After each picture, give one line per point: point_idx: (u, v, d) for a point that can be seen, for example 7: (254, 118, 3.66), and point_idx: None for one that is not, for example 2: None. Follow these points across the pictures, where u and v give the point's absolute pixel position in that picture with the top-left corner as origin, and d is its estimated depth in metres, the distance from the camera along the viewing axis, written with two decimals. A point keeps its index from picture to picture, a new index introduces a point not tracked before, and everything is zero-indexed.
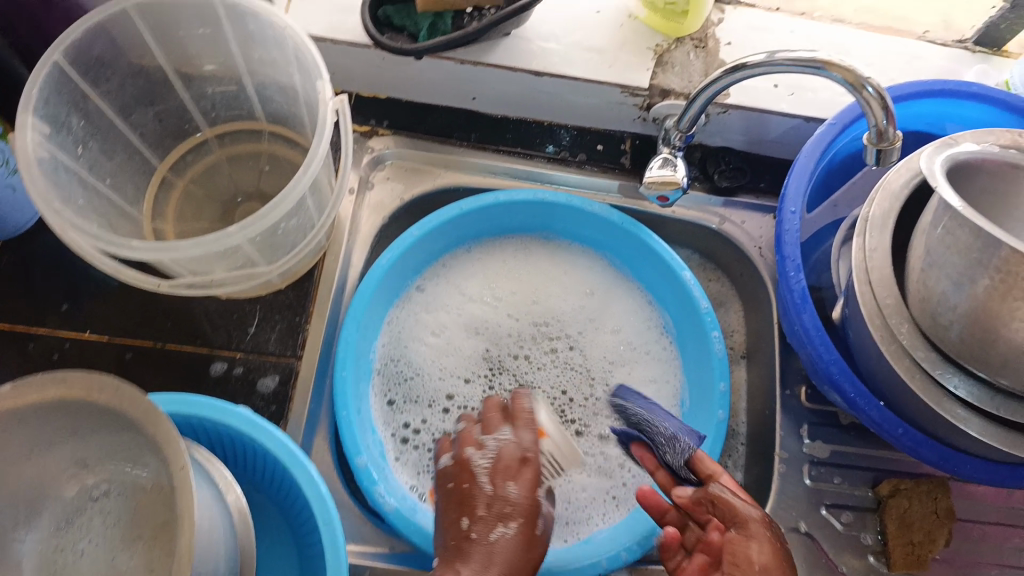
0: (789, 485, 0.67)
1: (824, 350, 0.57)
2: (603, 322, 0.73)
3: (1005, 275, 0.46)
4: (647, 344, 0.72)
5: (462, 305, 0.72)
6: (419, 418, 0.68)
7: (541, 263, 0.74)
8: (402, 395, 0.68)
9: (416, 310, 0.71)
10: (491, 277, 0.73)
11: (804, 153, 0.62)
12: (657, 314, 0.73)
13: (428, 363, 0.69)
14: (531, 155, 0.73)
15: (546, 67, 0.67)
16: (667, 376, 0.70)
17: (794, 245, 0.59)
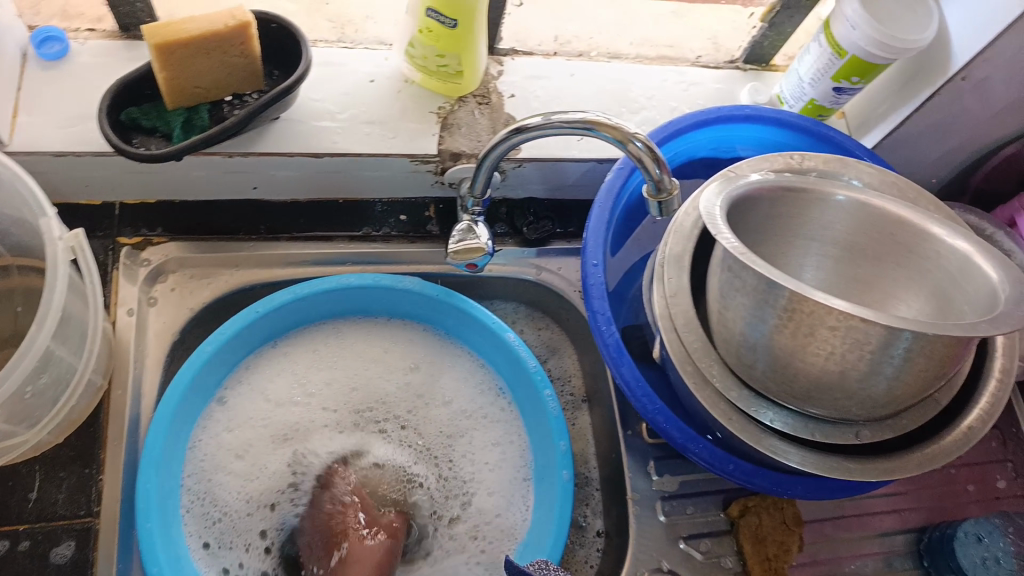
0: (645, 526, 0.67)
1: (648, 400, 0.56)
2: (432, 393, 0.70)
3: (793, 313, 0.46)
4: (481, 408, 0.69)
5: (274, 411, 0.66)
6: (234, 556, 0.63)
7: (358, 343, 0.70)
8: (223, 525, 0.63)
9: (224, 426, 0.65)
10: (307, 371, 0.68)
11: (597, 201, 0.61)
12: (489, 376, 0.70)
13: (246, 482, 0.64)
14: (330, 237, 0.69)
15: (324, 148, 0.63)
16: (509, 438, 0.68)
17: (602, 298, 0.58)
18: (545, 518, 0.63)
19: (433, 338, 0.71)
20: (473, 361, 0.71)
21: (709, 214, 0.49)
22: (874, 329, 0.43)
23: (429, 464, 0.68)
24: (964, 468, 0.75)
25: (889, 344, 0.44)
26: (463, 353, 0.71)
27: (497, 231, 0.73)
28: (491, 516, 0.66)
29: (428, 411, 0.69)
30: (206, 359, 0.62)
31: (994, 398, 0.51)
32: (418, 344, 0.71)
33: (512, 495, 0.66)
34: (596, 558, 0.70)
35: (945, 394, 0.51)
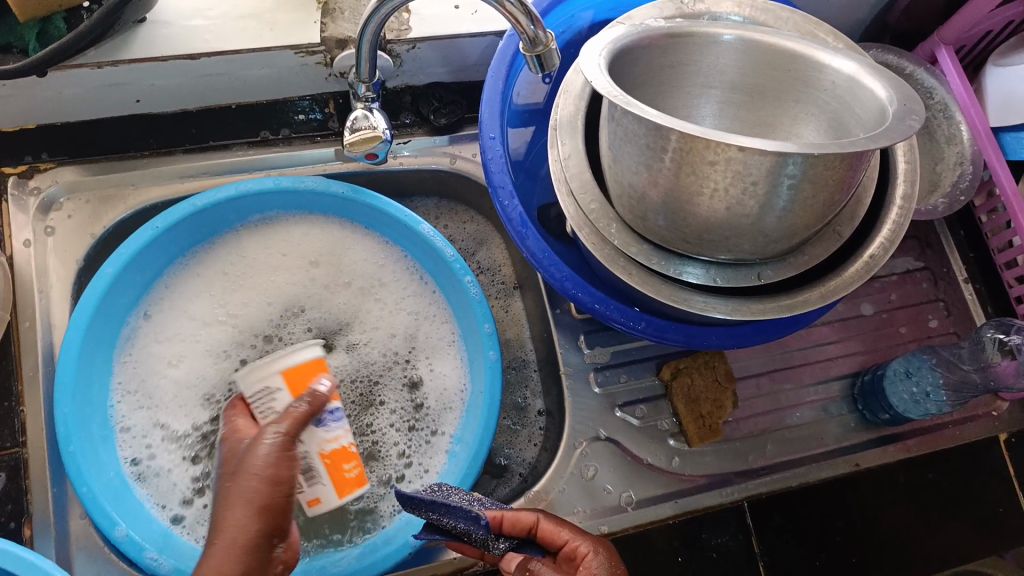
0: (579, 399, 0.68)
1: (555, 268, 0.55)
2: (362, 302, 0.69)
3: (679, 154, 0.43)
4: (415, 313, 0.69)
5: (200, 334, 0.65)
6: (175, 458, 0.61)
7: (269, 250, 0.68)
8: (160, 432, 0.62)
9: (147, 342, 0.64)
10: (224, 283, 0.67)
11: (490, 74, 0.58)
12: (417, 280, 0.69)
13: (176, 407, 0.63)
14: (228, 145, 0.67)
15: (199, 48, 0.60)
16: (445, 338, 0.68)
17: (502, 172, 0.56)
18: (477, 400, 0.63)
19: (349, 235, 0.69)
20: (396, 259, 0.69)
21: (580, 62, 0.46)
22: (753, 160, 0.41)
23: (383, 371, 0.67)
24: (896, 311, 0.76)
25: (769, 176, 0.42)
26: (385, 249, 0.69)
27: (403, 122, 0.71)
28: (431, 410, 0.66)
29: (361, 323, 0.69)
30: (110, 282, 0.59)
31: (897, 224, 0.50)
32: (336, 243, 0.69)
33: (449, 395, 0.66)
34: (538, 436, 0.71)
35: (846, 224, 0.50)
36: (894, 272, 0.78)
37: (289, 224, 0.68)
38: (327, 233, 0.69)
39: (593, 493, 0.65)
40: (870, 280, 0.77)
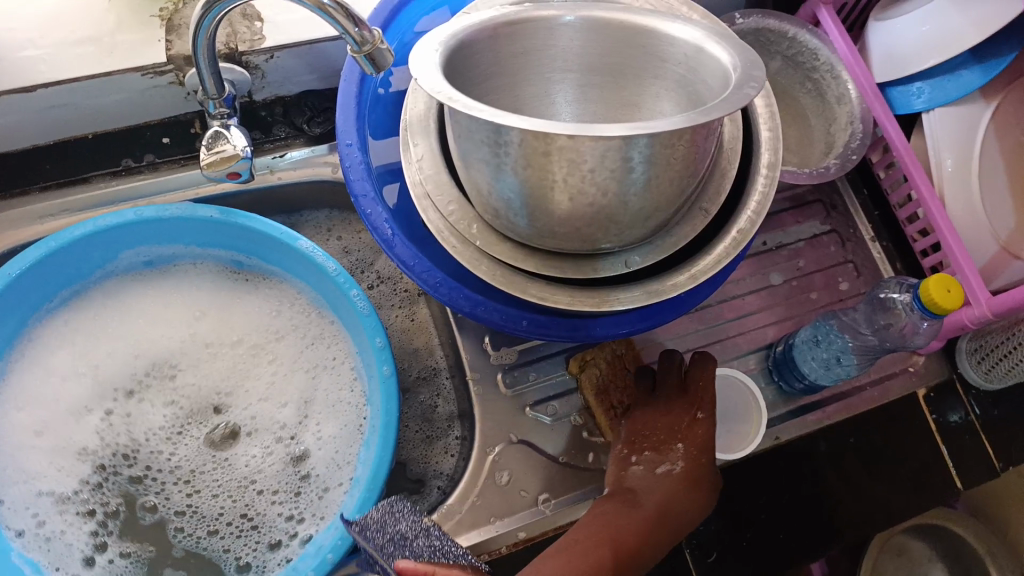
0: (490, 402, 0.66)
1: (428, 274, 0.52)
2: (253, 363, 0.66)
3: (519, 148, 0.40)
4: (302, 368, 0.66)
5: (71, 390, 0.62)
6: (61, 527, 0.59)
7: (147, 301, 0.66)
8: (40, 501, 0.59)
9: (18, 408, 0.60)
10: (92, 339, 0.64)
11: (345, 78, 0.56)
12: (298, 299, 0.66)
13: (56, 471, 0.60)
14: (87, 177, 0.64)
15: (32, 79, 0.56)
16: (334, 388, 0.65)
17: (364, 179, 0.53)
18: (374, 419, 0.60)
19: (229, 279, 0.67)
20: (279, 294, 0.67)
21: (415, 53, 0.44)
22: (583, 145, 0.39)
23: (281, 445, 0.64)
24: (808, 278, 0.75)
25: (606, 160, 0.40)
26: (267, 283, 0.67)
27: (279, 137, 0.67)
28: (322, 436, 0.64)
29: (245, 396, 0.66)
30: None
31: (763, 195, 0.48)
32: (215, 287, 0.67)
33: (350, 425, 0.63)
34: (455, 446, 0.68)
35: (712, 202, 0.48)
36: (802, 238, 0.77)
37: (164, 275, 0.66)
38: (206, 277, 0.67)
39: (509, 499, 0.62)
40: (779, 248, 0.76)
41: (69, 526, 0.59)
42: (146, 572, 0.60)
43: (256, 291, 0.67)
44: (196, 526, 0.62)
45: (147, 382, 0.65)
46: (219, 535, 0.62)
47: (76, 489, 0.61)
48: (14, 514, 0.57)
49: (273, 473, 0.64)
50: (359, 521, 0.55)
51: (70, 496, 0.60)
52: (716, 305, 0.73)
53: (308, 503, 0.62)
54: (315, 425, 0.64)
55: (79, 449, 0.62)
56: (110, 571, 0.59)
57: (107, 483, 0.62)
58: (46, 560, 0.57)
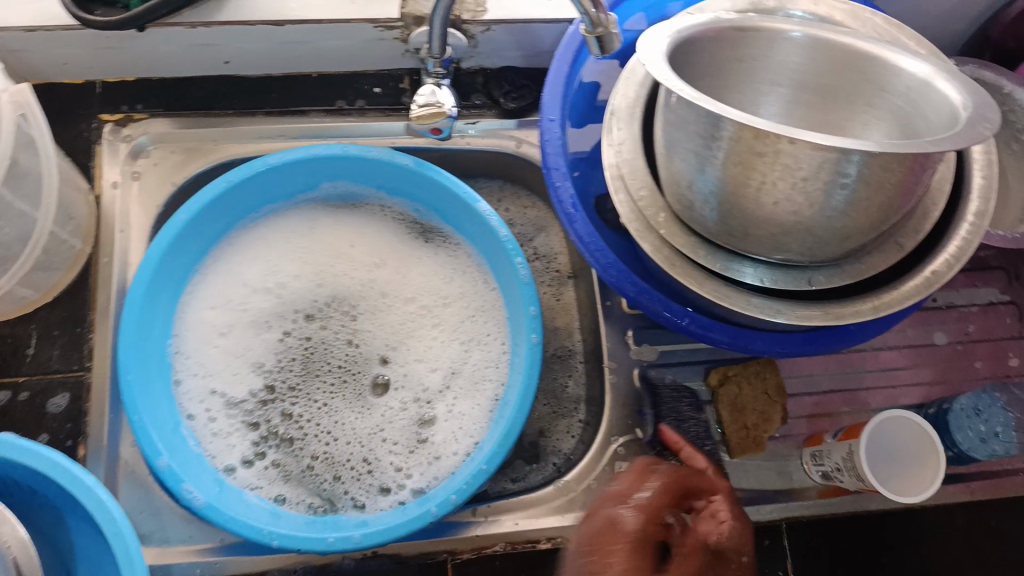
0: (620, 395, 0.67)
1: (602, 254, 0.54)
2: (415, 323, 0.70)
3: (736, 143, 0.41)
4: (454, 333, 0.69)
5: (254, 299, 0.69)
6: (225, 419, 0.65)
7: (332, 237, 0.72)
8: (212, 390, 0.66)
9: (213, 307, 0.68)
10: (279, 263, 0.70)
11: (557, 58, 0.58)
12: (471, 266, 0.71)
13: (231, 374, 0.67)
14: (305, 111, 0.70)
15: (282, 14, 0.62)
16: (478, 355, 0.68)
17: (558, 154, 0.56)
18: (513, 380, 0.63)
19: (406, 230, 0.72)
20: (450, 251, 0.72)
21: (643, 40, 0.45)
22: (803, 151, 0.39)
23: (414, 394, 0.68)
24: (974, 345, 0.71)
25: (822, 170, 0.40)
26: (438, 242, 0.72)
27: (474, 103, 0.71)
28: (460, 404, 0.67)
29: (405, 352, 0.70)
30: (181, 227, 0.63)
31: (965, 241, 0.47)
32: (393, 236, 0.72)
33: (484, 386, 0.67)
34: (575, 431, 0.70)
35: (908, 237, 0.48)
36: (975, 303, 0.73)
37: (349, 216, 0.72)
38: (387, 227, 0.72)
39: None
40: (948, 308, 0.72)
41: (230, 419, 0.65)
42: (283, 485, 0.64)
43: (428, 247, 0.72)
44: (325, 456, 0.66)
45: (313, 309, 0.70)
46: (342, 467, 0.66)
47: (245, 395, 0.67)
48: (192, 395, 0.65)
49: (399, 426, 0.67)
50: (484, 473, 0.58)
51: (237, 402, 0.66)
52: (869, 352, 0.70)
53: (418, 462, 0.65)
54: (449, 386, 0.68)
55: (251, 354, 0.68)
56: (256, 475, 0.64)
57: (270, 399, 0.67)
58: (206, 447, 0.64)
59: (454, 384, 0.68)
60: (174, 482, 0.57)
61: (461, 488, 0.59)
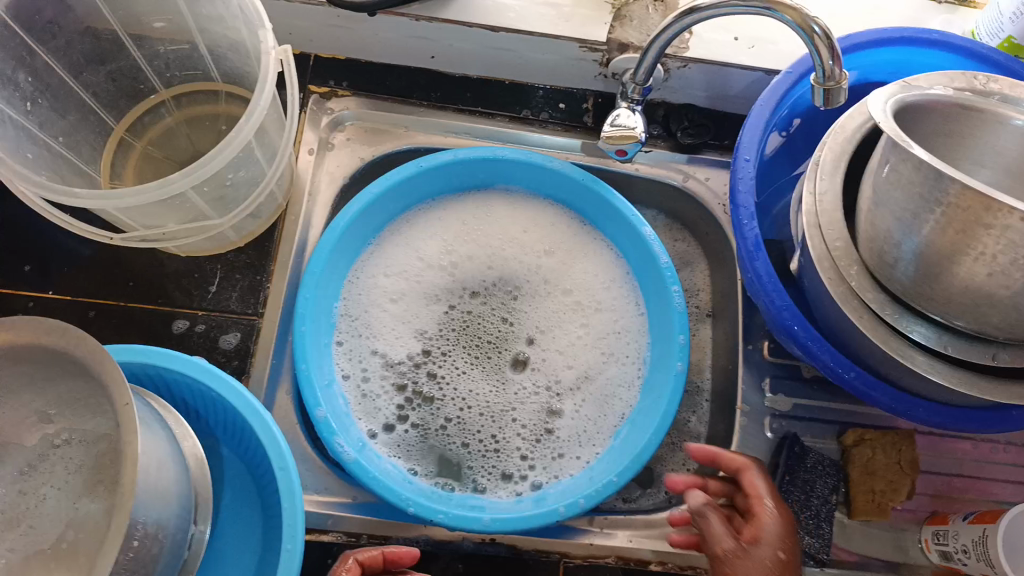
0: (750, 438, 0.67)
1: (777, 296, 0.55)
2: (563, 319, 0.72)
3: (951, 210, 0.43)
4: (601, 346, 0.71)
5: (426, 271, 0.73)
6: (378, 377, 0.69)
7: (505, 220, 0.74)
8: (369, 349, 0.70)
9: (380, 271, 0.72)
10: (449, 241, 0.74)
11: (760, 102, 0.60)
12: (621, 275, 0.73)
13: (389, 337, 0.70)
14: (494, 115, 0.74)
15: (500, 22, 0.66)
16: (630, 372, 0.70)
17: (749, 194, 0.57)
18: (653, 406, 0.65)
19: (574, 231, 0.74)
20: (605, 265, 0.73)
21: (870, 102, 0.49)
22: None
23: (555, 386, 0.70)
24: None
25: None
26: (604, 250, 0.73)
27: (651, 133, 0.73)
28: (591, 405, 0.69)
29: (550, 339, 0.72)
30: (371, 199, 0.68)
31: None
32: (558, 234, 0.74)
33: (619, 391, 0.69)
34: (691, 466, 0.71)
35: None
36: None
37: (526, 205, 0.75)
38: (555, 223, 0.74)
39: None
40: None
41: (381, 379, 0.69)
42: (416, 452, 0.68)
43: (587, 256, 0.74)
44: (462, 431, 0.69)
45: (485, 290, 0.73)
46: (475, 445, 0.69)
47: (401, 358, 0.70)
48: (349, 353, 0.69)
49: (530, 406, 0.70)
50: (614, 485, 0.60)
51: (392, 364, 0.70)
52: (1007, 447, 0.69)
53: (542, 455, 0.68)
54: (596, 394, 0.69)
55: (417, 323, 0.71)
56: (394, 438, 0.68)
57: (421, 365, 0.71)
58: (357, 406, 0.67)
59: (586, 389, 0.70)
60: (327, 434, 0.60)
61: (590, 495, 0.60)
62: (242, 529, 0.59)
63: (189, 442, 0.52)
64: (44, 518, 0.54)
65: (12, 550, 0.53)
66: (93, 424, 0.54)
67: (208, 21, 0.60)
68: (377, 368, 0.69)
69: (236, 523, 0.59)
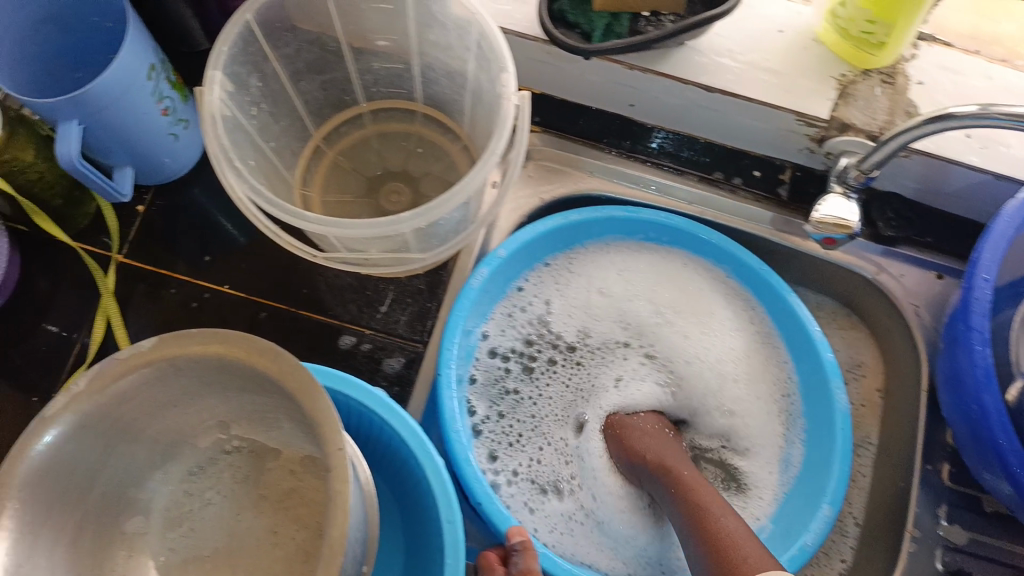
0: (917, 567, 0.61)
1: (1003, 436, 0.52)
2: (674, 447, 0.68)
3: None
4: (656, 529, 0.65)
5: (635, 303, 0.70)
6: (518, 339, 0.69)
7: (711, 338, 0.69)
8: (551, 297, 0.70)
9: (607, 266, 0.71)
10: (658, 297, 0.71)
11: (1004, 214, 0.56)
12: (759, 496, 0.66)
13: (570, 309, 0.70)
14: (683, 172, 0.70)
15: (719, 84, 0.63)
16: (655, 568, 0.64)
17: (983, 316, 0.53)
18: None
19: (783, 401, 0.69)
20: (745, 501, 0.66)
21: None
22: None
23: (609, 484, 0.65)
24: None
25: None
26: (793, 446, 0.67)
27: None
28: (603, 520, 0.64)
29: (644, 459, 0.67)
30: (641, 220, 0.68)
31: None
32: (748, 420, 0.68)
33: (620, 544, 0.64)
34: None
35: None
36: None
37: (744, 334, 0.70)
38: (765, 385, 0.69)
39: None
40: None
41: (524, 331, 0.69)
42: (485, 390, 0.67)
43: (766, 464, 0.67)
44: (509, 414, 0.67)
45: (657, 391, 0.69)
46: (517, 432, 0.66)
47: (556, 333, 0.70)
48: (536, 287, 0.70)
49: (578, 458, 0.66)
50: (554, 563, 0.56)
51: (550, 335, 0.70)
52: None
53: (532, 493, 0.64)
54: (599, 539, 0.64)
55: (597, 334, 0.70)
56: (483, 368, 0.67)
57: (564, 355, 0.69)
58: (491, 316, 0.68)
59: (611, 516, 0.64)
60: (483, 261, 0.65)
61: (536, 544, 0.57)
62: (386, 558, 0.58)
63: (365, 478, 0.51)
64: (206, 524, 0.55)
65: (172, 550, 0.54)
66: (266, 437, 0.55)
67: (432, 46, 0.58)
68: (526, 323, 0.69)
69: (384, 553, 0.59)
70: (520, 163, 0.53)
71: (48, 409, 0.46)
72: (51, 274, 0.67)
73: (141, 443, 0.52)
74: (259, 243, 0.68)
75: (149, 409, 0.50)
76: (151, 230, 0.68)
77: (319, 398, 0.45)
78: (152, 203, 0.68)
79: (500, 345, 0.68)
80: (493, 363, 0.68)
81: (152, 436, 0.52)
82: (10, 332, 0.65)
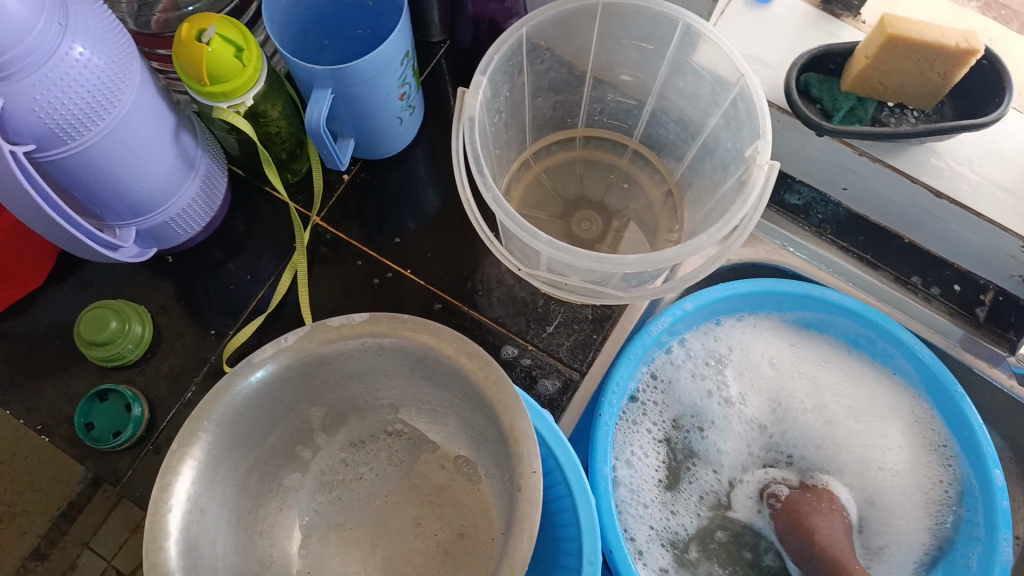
0: None
1: None
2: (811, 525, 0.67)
3: None
4: None
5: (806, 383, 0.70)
6: (682, 387, 0.68)
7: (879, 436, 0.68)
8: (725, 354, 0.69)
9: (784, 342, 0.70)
10: (832, 383, 0.69)
11: None
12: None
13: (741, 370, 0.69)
14: (877, 266, 0.68)
15: (949, 191, 0.61)
16: None
17: None
18: None
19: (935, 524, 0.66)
20: None
21: None
22: None
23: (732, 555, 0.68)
24: None
25: None
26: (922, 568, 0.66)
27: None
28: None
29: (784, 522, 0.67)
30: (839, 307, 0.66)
31: None
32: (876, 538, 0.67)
33: None
34: None
35: None
36: None
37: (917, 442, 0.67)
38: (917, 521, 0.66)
39: None
40: None
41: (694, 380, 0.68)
42: (639, 432, 0.67)
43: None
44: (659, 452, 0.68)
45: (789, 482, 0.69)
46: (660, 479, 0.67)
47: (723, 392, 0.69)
48: (714, 340, 0.69)
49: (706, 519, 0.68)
50: None
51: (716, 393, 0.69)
52: None
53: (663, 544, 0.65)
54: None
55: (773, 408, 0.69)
56: (644, 410, 0.67)
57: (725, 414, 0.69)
58: (662, 362, 0.68)
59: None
60: (668, 310, 0.64)
61: None
62: None
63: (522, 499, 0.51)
64: (354, 496, 0.57)
65: (317, 513, 0.56)
66: (429, 430, 0.57)
67: (676, 93, 0.60)
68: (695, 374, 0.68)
69: None
70: (748, 230, 0.54)
71: (256, 354, 0.49)
72: (250, 219, 0.71)
73: (320, 406, 0.54)
74: (444, 236, 0.69)
75: (339, 377, 0.52)
76: (345, 199, 0.70)
77: (521, 416, 0.46)
78: (356, 174, 0.71)
79: (664, 391, 0.68)
80: (652, 406, 0.68)
81: (331, 402, 0.54)
82: (202, 264, 0.69)
